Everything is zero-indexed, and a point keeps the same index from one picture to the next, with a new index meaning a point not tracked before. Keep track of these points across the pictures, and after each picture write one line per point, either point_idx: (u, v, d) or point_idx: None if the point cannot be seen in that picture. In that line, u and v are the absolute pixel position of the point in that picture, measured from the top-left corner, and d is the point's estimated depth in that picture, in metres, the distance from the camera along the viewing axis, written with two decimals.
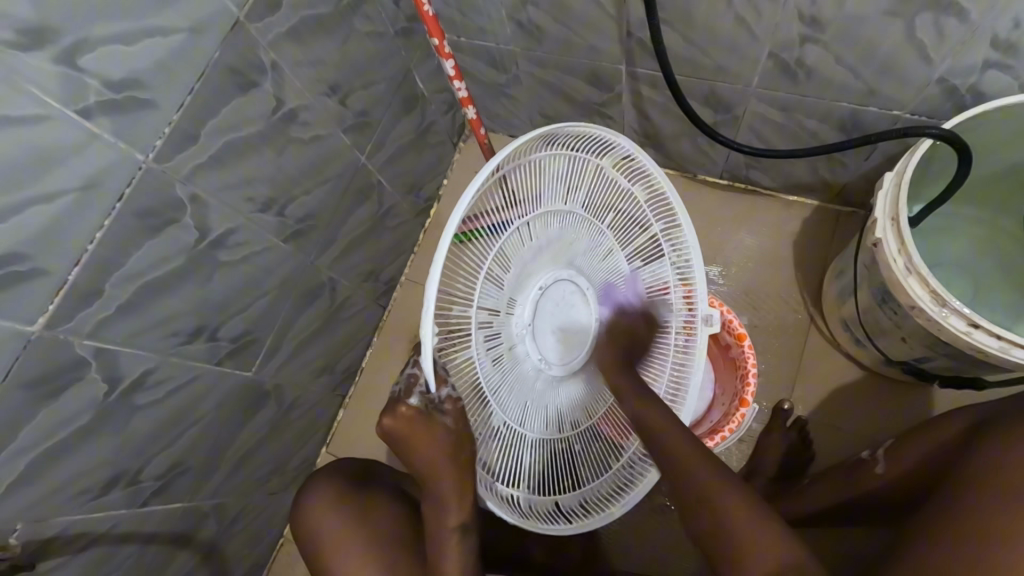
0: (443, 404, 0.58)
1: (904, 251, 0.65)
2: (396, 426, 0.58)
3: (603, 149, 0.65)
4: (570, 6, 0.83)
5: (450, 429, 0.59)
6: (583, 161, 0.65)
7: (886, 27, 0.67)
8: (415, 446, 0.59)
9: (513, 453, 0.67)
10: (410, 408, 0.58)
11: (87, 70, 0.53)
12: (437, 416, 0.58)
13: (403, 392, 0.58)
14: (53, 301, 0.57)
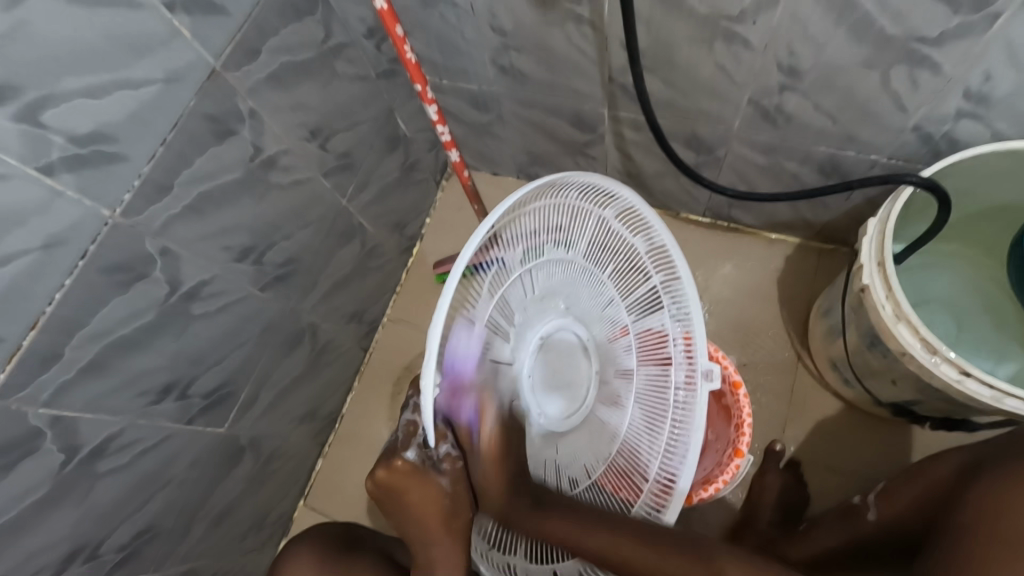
0: (441, 463, 0.57)
1: (893, 297, 0.65)
2: (390, 477, 0.56)
3: (603, 198, 0.61)
4: (553, 52, 0.83)
5: (443, 489, 0.58)
6: (584, 213, 0.61)
7: (863, 78, 0.68)
8: (409, 504, 0.58)
9: (509, 514, 0.64)
10: (405, 463, 0.56)
11: (51, 126, 0.50)
12: (433, 472, 0.57)
13: (400, 444, 0.56)
14: (6, 368, 0.53)
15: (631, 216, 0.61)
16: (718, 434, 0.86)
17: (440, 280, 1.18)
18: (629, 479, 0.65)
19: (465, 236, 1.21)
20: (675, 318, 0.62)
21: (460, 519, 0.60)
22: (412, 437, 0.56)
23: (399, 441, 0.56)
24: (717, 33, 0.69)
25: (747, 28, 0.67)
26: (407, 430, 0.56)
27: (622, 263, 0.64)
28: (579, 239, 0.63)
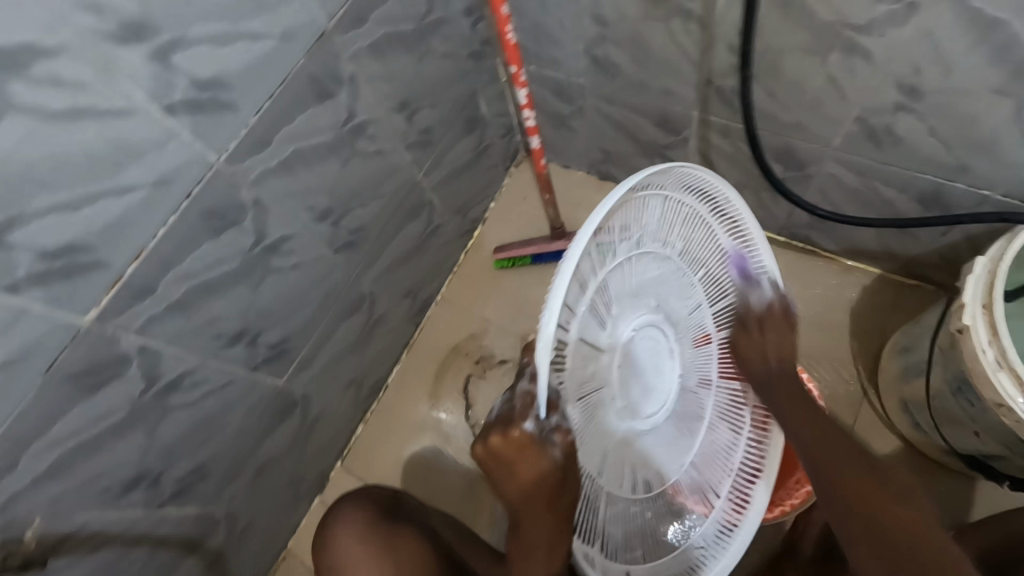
0: (554, 434, 0.52)
1: (996, 342, 0.61)
2: (505, 446, 0.54)
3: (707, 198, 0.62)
4: (652, 47, 0.81)
5: (556, 464, 0.53)
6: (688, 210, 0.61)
7: (993, 105, 0.64)
8: (519, 474, 0.55)
9: (593, 508, 0.59)
10: (523, 433, 0.53)
11: (178, 68, 0.52)
12: (548, 445, 0.53)
13: (517, 414, 0.53)
14: (108, 294, 0.55)
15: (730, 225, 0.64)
16: None
17: (498, 267, 1.18)
18: (705, 486, 0.67)
19: (527, 226, 1.21)
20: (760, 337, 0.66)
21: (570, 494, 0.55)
22: (530, 408, 0.52)
23: (515, 412, 0.54)
24: (838, 43, 0.66)
25: (873, 39, 0.63)
26: (522, 402, 0.52)
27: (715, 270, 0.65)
28: (679, 235, 0.61)
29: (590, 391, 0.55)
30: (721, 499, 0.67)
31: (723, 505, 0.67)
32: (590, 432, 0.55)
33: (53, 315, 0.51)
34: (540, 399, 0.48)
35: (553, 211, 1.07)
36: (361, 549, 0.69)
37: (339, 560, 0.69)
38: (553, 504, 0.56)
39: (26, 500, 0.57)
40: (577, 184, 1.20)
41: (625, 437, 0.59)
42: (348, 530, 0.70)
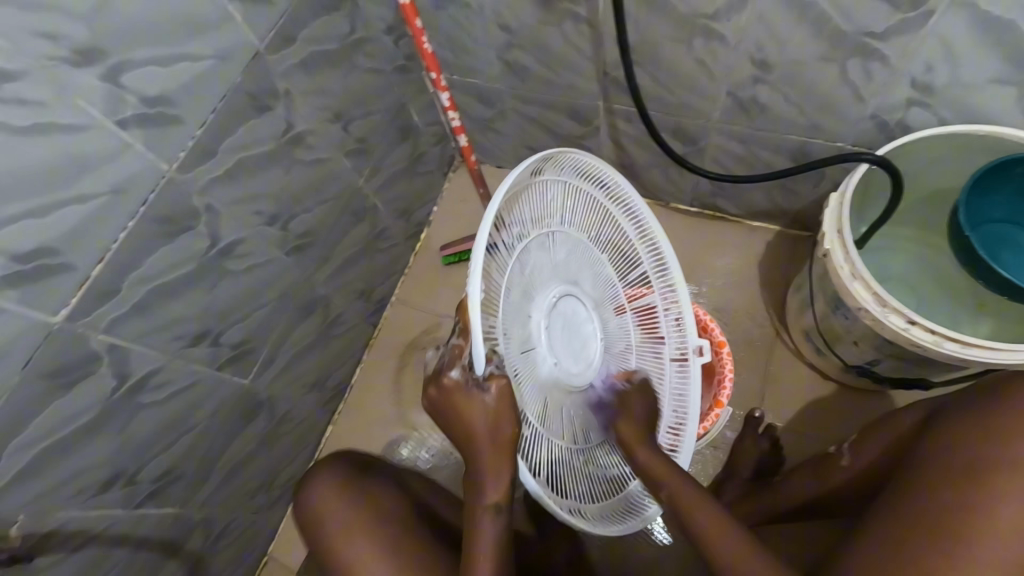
0: (485, 383, 0.57)
1: (850, 259, 0.75)
2: (440, 397, 0.60)
3: (602, 186, 0.72)
4: (552, 48, 0.93)
5: (488, 407, 0.57)
6: (592, 196, 0.71)
7: (823, 70, 0.78)
8: (457, 421, 0.60)
9: (540, 449, 0.66)
10: (451, 381, 0.58)
11: (127, 87, 0.59)
12: (477, 392, 0.57)
13: (445, 364, 0.59)
14: (76, 295, 0.61)
15: (626, 207, 0.74)
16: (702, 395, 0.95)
17: (446, 263, 1.26)
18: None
19: (469, 223, 1.30)
20: (664, 298, 0.76)
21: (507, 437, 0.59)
22: (460, 358, 0.57)
23: (447, 362, 0.59)
24: (697, 30, 0.79)
25: (723, 24, 0.77)
26: (453, 353, 0.58)
27: (619, 250, 0.76)
28: (586, 217, 0.71)
29: (529, 349, 0.63)
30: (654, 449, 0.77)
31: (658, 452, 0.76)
32: (531, 387, 0.64)
33: (26, 315, 0.57)
34: (478, 359, 0.54)
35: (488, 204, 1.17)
36: (339, 503, 0.73)
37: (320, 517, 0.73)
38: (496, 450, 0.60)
39: (6, 499, 0.61)
40: None
41: (563, 392, 0.68)
42: (325, 487, 0.75)
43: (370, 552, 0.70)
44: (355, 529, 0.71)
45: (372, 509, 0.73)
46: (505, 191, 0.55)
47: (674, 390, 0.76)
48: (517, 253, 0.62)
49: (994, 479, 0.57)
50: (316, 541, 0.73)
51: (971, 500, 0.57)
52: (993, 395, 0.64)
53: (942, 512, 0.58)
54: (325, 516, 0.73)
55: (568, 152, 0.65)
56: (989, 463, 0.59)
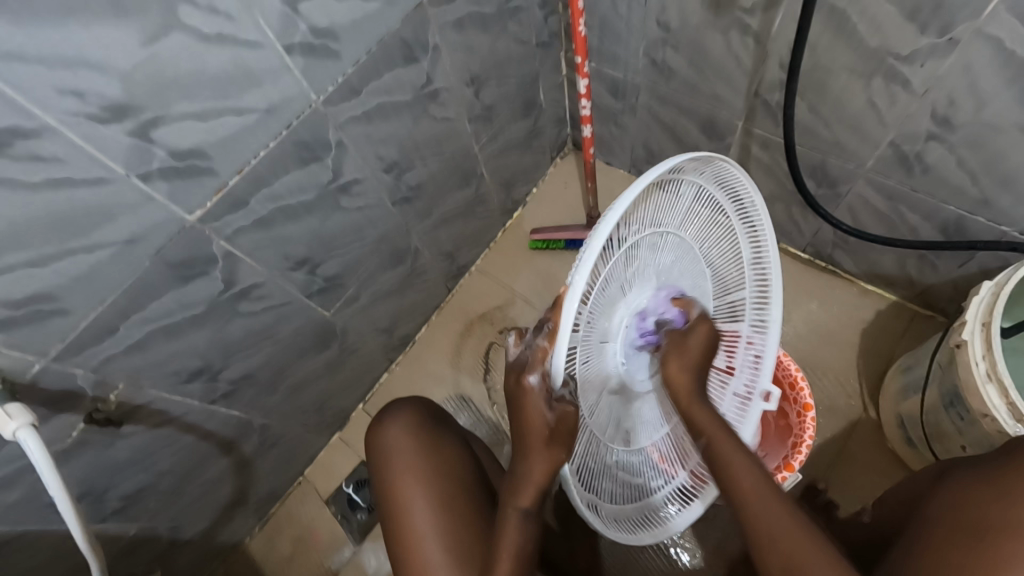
0: (559, 402, 0.52)
1: (990, 357, 0.67)
2: (513, 391, 0.54)
3: (734, 201, 0.62)
4: (708, 55, 0.88)
5: (547, 423, 0.53)
6: (718, 204, 0.61)
7: (1018, 143, 0.69)
8: (520, 422, 0.55)
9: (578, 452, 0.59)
10: (527, 386, 0.52)
11: (303, 14, 0.61)
12: (544, 409, 0.52)
13: (527, 364, 0.52)
14: (212, 199, 0.64)
15: (752, 229, 0.64)
16: (769, 452, 0.89)
17: (533, 247, 1.25)
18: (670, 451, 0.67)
19: (565, 213, 1.28)
20: (752, 330, 0.68)
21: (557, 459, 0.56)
22: (544, 363, 0.51)
23: (528, 364, 0.52)
24: (881, 68, 0.72)
25: (914, 68, 0.69)
26: (536, 357, 0.51)
27: (722, 270, 0.66)
28: (703, 228, 0.62)
29: (597, 347, 0.56)
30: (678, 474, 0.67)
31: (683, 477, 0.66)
32: (590, 388, 0.57)
33: (168, 206, 0.61)
34: (557, 369, 0.48)
35: (592, 199, 1.15)
36: (412, 445, 0.73)
37: (379, 449, 0.74)
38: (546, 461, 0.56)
39: (113, 366, 0.66)
40: (617, 180, 1.27)
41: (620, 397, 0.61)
42: (403, 424, 0.75)
43: (423, 498, 0.69)
44: (419, 473, 0.71)
45: (441, 461, 0.72)
46: (636, 194, 0.47)
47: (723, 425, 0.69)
48: (627, 249, 0.53)
49: (1014, 541, 0.53)
50: (377, 470, 0.73)
51: (993, 566, 0.52)
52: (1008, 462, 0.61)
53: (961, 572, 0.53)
54: (395, 452, 0.73)
55: (714, 157, 0.55)
56: (1004, 525, 0.54)
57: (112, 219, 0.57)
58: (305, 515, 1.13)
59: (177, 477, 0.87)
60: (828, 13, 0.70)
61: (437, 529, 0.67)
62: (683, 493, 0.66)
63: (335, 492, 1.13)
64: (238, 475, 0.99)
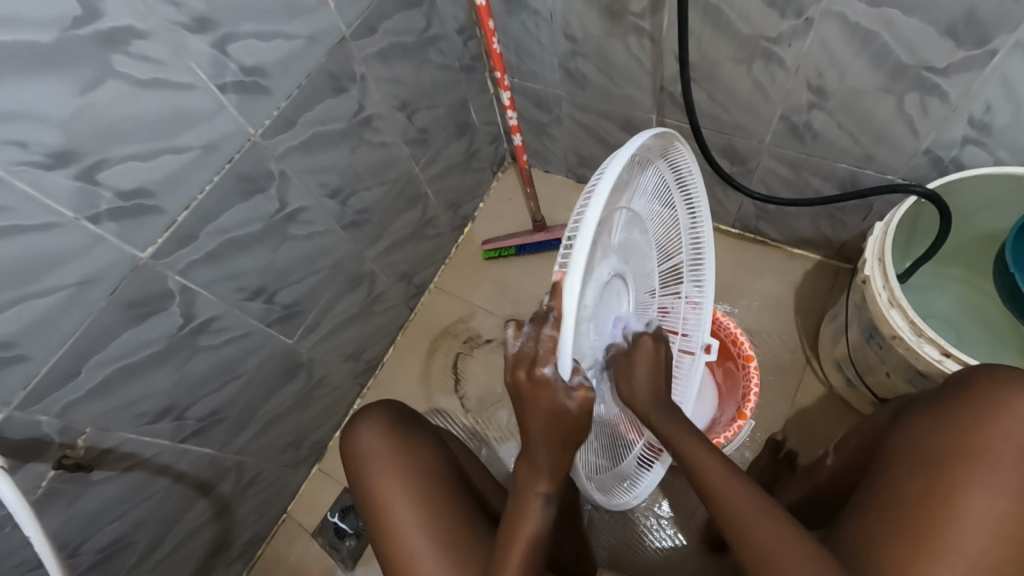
0: (574, 390, 0.53)
1: (889, 286, 0.76)
2: (526, 381, 0.53)
3: (678, 175, 0.66)
4: (613, 60, 0.97)
5: (571, 414, 0.54)
6: (664, 178, 0.64)
7: (881, 101, 0.79)
8: (536, 415, 0.56)
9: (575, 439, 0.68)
10: (542, 376, 0.52)
11: (230, 56, 0.66)
12: (565, 399, 0.53)
13: (542, 356, 0.51)
14: (162, 235, 0.67)
15: (690, 202, 0.69)
16: (725, 410, 0.95)
17: (485, 257, 1.31)
18: (633, 423, 0.72)
19: (511, 222, 1.34)
20: (691, 289, 0.74)
21: (577, 439, 0.59)
22: (553, 353, 0.51)
23: (538, 354, 0.52)
24: (758, 52, 0.82)
25: (783, 49, 0.79)
26: (545, 348, 0.51)
27: (663, 238, 0.68)
28: (655, 201, 0.64)
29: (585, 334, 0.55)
30: (637, 440, 0.73)
31: (639, 446, 0.73)
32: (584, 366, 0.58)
33: (119, 245, 0.63)
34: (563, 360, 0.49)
35: (534, 204, 1.21)
36: (387, 444, 0.76)
37: (365, 453, 0.76)
38: (560, 441, 0.59)
39: (78, 411, 0.67)
40: (556, 185, 1.35)
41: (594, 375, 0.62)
42: (380, 429, 0.78)
43: (404, 490, 0.72)
44: (400, 471, 0.73)
45: (416, 454, 0.75)
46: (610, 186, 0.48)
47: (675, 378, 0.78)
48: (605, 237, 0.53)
49: (968, 474, 0.57)
50: (359, 475, 0.75)
51: (956, 505, 0.56)
52: (957, 395, 0.64)
53: (920, 504, 0.57)
54: (371, 453, 0.76)
55: (659, 135, 0.56)
56: (959, 459, 0.58)
57: (64, 263, 0.59)
58: (291, 552, 1.12)
59: (154, 524, 0.86)
60: (703, 9, 0.80)
61: (421, 519, 0.70)
62: (644, 458, 0.74)
63: (319, 524, 1.12)
64: (217, 518, 0.98)
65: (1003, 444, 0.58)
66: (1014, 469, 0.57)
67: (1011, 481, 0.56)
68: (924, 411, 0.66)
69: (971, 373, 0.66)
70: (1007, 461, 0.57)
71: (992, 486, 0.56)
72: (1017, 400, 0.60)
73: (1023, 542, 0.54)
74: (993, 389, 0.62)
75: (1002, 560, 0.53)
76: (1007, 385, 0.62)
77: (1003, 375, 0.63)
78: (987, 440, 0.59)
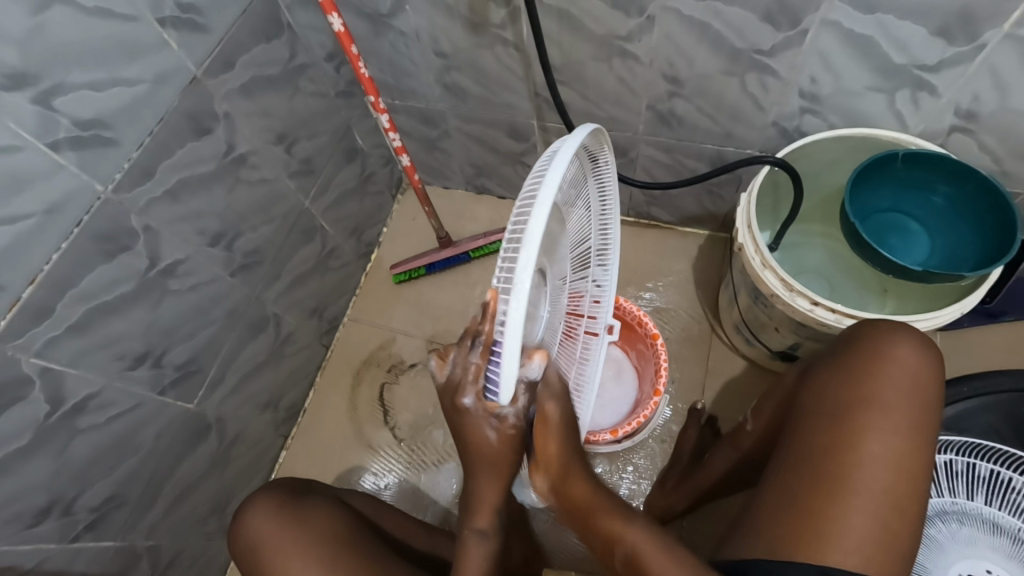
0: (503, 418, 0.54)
1: (760, 251, 0.83)
2: (452, 412, 0.55)
3: (596, 176, 0.67)
4: (485, 70, 0.99)
5: (489, 443, 0.56)
6: (585, 171, 0.62)
7: (727, 84, 0.87)
8: (463, 445, 0.58)
9: None
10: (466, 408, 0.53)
11: (59, 110, 0.60)
12: (488, 424, 0.55)
13: (462, 383, 0.53)
14: (6, 316, 0.60)
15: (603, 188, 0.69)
16: (643, 390, 1.00)
17: (397, 280, 1.28)
18: None
19: (419, 241, 1.33)
20: (599, 272, 0.72)
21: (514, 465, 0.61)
22: (477, 381, 0.52)
23: (461, 384, 0.53)
24: (614, 50, 0.87)
25: (635, 45, 0.85)
26: (472, 376, 0.52)
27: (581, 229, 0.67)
28: (577, 195, 0.62)
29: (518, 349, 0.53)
30: None
31: None
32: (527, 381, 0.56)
33: None
34: (504, 392, 0.48)
35: (435, 221, 1.19)
36: (274, 525, 0.71)
37: (257, 540, 0.71)
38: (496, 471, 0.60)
39: None
40: (458, 198, 1.36)
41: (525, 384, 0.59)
42: (263, 510, 0.72)
43: (305, 566, 0.69)
44: (296, 548, 0.70)
45: (310, 526, 0.71)
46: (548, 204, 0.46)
47: (581, 359, 0.76)
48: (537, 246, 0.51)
49: (862, 423, 0.64)
50: (257, 564, 0.71)
51: (855, 453, 0.63)
52: (850, 349, 0.71)
53: (826, 457, 0.64)
54: (263, 538, 0.71)
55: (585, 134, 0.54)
56: (855, 409, 0.65)
57: None
58: None
59: None
60: (557, 16, 0.84)
61: None
62: None
63: None
64: None
65: (888, 391, 0.65)
66: (900, 413, 0.64)
67: (898, 425, 0.64)
68: (825, 364, 0.72)
69: (856, 328, 0.74)
70: (892, 406, 0.64)
71: (882, 431, 0.63)
72: (899, 350, 0.68)
73: (908, 475, 0.62)
74: (879, 342, 0.69)
75: (896, 493, 0.61)
76: (890, 336, 0.69)
77: (887, 328, 0.70)
78: (876, 389, 0.66)
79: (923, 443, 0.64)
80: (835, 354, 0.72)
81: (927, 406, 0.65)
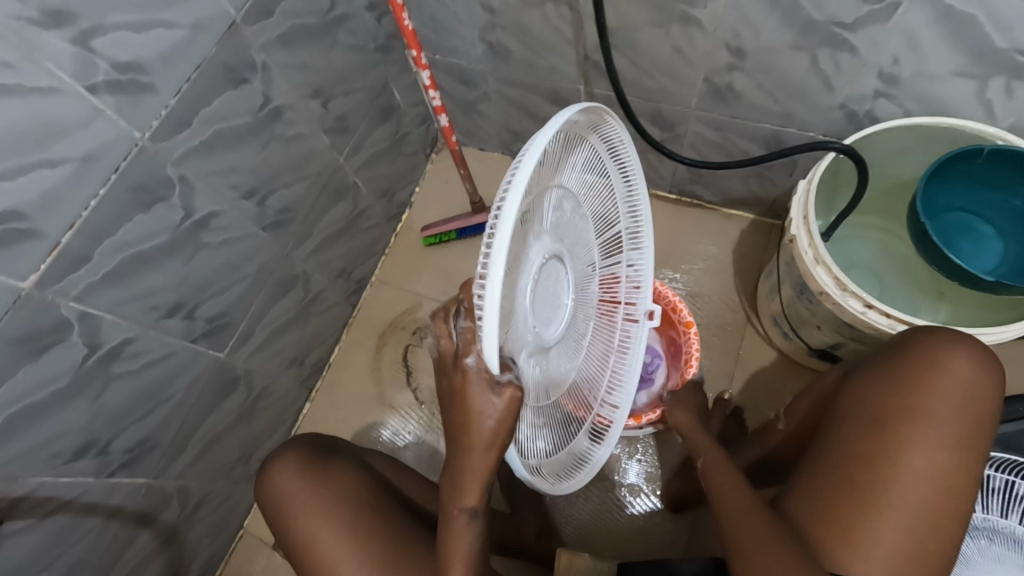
0: (502, 386, 0.51)
1: (814, 245, 0.78)
2: (452, 384, 0.52)
3: (614, 153, 0.64)
4: (532, 30, 0.94)
5: (495, 411, 0.52)
6: (594, 153, 0.61)
7: (796, 59, 0.80)
8: (457, 421, 0.54)
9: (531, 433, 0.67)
10: (465, 369, 0.51)
11: (98, 52, 0.59)
12: (490, 395, 0.51)
13: (462, 347, 0.51)
14: (46, 261, 0.61)
15: (624, 169, 0.65)
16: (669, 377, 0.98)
17: (426, 244, 1.27)
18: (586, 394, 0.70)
19: (451, 206, 1.30)
20: (633, 254, 0.69)
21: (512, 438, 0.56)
22: (472, 347, 0.50)
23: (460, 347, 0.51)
24: (675, 16, 0.80)
25: (699, 11, 0.78)
26: (465, 339, 0.50)
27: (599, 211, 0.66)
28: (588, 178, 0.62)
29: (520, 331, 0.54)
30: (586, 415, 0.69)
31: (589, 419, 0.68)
32: (524, 359, 0.57)
33: None
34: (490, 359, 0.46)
35: (470, 186, 1.15)
36: (301, 482, 0.73)
37: (282, 495, 0.73)
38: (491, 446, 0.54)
39: None
40: (492, 163, 1.31)
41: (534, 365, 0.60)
42: (287, 466, 0.74)
43: (330, 523, 0.70)
44: (319, 507, 0.71)
45: (332, 486, 0.73)
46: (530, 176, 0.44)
47: (618, 345, 0.71)
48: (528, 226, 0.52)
49: (904, 435, 0.61)
50: (277, 519, 0.73)
51: (895, 467, 0.60)
52: (898, 355, 0.66)
53: (860, 469, 0.61)
54: (287, 494, 0.73)
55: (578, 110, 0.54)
56: (898, 420, 0.62)
57: None
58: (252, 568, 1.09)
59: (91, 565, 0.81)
60: None
61: (345, 550, 0.69)
62: (595, 432, 0.67)
63: None
64: (165, 548, 0.94)
65: (936, 402, 0.61)
66: (947, 426, 0.61)
67: (943, 440, 0.60)
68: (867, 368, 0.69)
69: (908, 334, 0.69)
70: (940, 420, 0.61)
71: (925, 445, 0.60)
72: (953, 362, 0.63)
73: (949, 493, 0.59)
74: (930, 350, 0.64)
75: (932, 512, 0.58)
76: (942, 345, 0.64)
77: (942, 335, 0.65)
78: (922, 400, 0.62)
79: (968, 459, 0.60)
80: (879, 359, 0.68)
81: (977, 423, 0.61)
